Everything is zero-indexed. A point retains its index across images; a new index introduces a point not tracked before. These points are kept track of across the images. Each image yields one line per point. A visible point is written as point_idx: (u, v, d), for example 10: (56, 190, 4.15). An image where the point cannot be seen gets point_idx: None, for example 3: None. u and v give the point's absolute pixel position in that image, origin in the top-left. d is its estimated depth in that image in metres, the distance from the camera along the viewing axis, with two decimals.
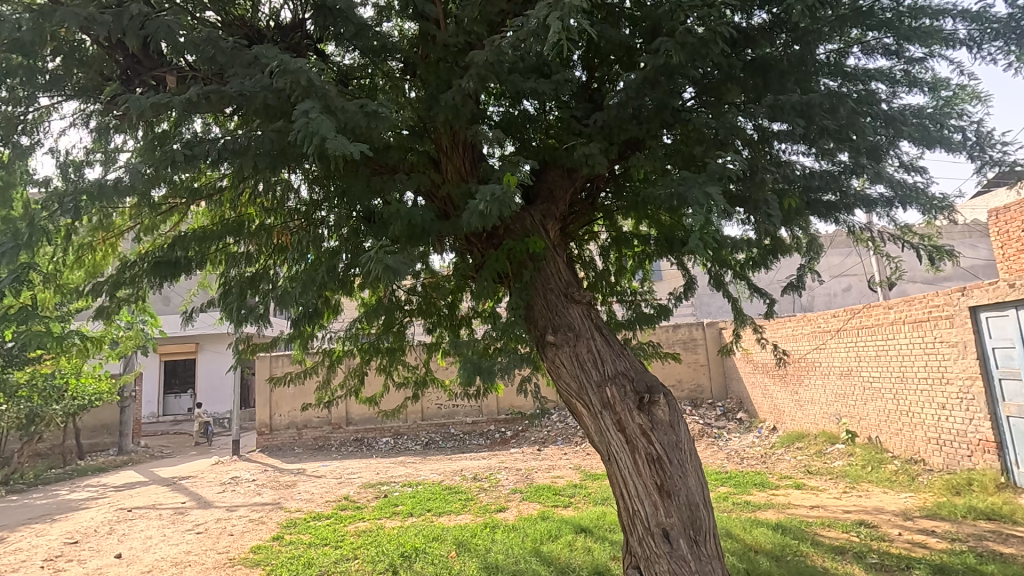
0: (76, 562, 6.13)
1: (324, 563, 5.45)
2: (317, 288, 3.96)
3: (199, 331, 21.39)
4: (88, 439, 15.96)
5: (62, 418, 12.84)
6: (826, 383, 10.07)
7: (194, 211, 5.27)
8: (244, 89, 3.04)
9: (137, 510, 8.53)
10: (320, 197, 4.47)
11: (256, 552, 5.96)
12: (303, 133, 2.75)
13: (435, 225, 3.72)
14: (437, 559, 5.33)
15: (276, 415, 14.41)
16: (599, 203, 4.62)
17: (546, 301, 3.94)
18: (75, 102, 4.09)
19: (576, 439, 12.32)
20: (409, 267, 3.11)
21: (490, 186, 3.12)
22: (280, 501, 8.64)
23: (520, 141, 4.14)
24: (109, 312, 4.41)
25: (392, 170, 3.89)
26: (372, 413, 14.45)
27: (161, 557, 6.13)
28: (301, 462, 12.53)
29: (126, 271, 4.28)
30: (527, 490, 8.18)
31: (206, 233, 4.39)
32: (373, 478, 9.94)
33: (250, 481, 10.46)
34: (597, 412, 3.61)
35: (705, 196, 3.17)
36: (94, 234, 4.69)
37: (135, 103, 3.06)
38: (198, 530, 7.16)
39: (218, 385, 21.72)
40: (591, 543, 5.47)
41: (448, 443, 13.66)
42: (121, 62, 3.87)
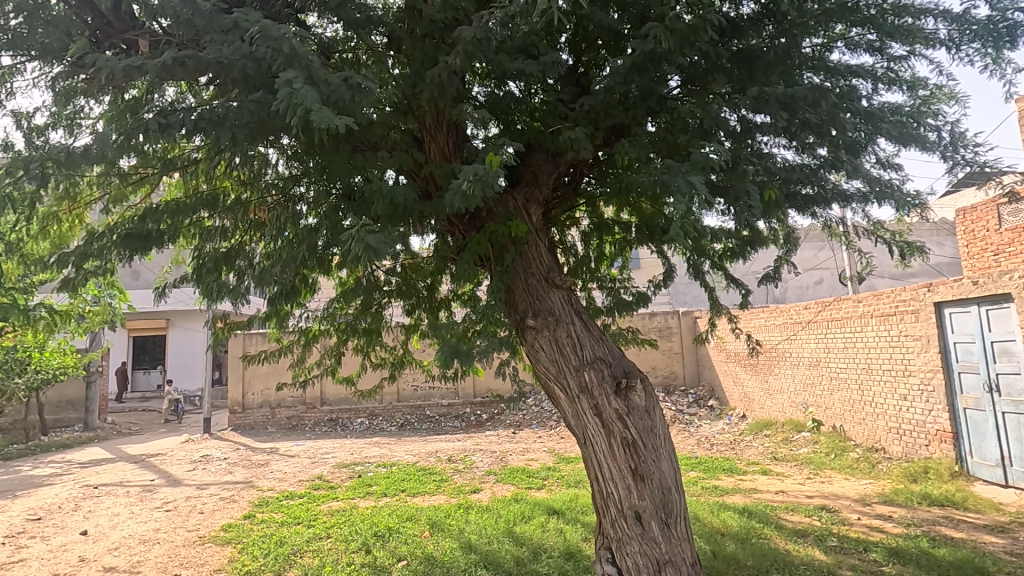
0: (39, 539, 6.00)
1: (296, 541, 5.44)
2: (295, 266, 3.90)
3: (170, 307, 20.93)
4: (52, 415, 15.75)
5: (24, 392, 12.47)
6: (794, 373, 10.35)
7: (165, 183, 5.10)
8: (222, 56, 2.93)
9: (103, 487, 8.37)
10: (299, 172, 4.39)
11: (227, 531, 5.92)
12: (286, 103, 2.66)
13: (418, 205, 3.67)
14: (410, 538, 5.36)
15: (249, 394, 14.24)
16: (581, 188, 4.62)
17: (526, 285, 3.94)
18: (39, 63, 3.92)
19: (551, 422, 12.46)
20: (390, 246, 3.07)
21: (475, 166, 3.11)
22: (252, 479, 8.59)
23: (505, 123, 4.09)
24: (75, 285, 4.25)
25: (374, 148, 3.82)
26: (347, 393, 14.39)
27: (128, 534, 6.05)
28: (274, 441, 12.43)
29: (93, 243, 4.09)
30: (500, 471, 8.27)
31: (179, 206, 4.26)
32: (347, 458, 9.93)
33: (221, 459, 10.34)
34: (575, 396, 3.64)
35: (688, 185, 3.19)
36: (60, 204, 4.51)
37: (107, 66, 2.94)
38: (167, 508, 7.07)
39: (188, 362, 21.29)
40: (563, 525, 5.56)
41: (423, 424, 13.69)
42: (90, 23, 3.83)
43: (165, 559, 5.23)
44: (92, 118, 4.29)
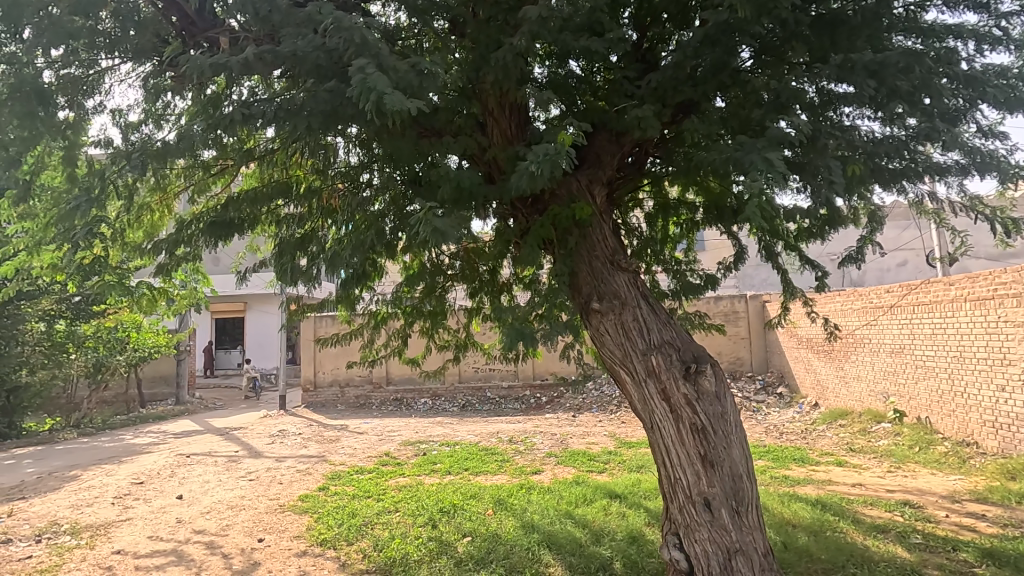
0: (142, 501, 6.63)
1: (367, 514, 5.71)
2: (365, 250, 4.03)
3: (249, 291, 22.29)
4: (149, 389, 17.24)
5: (125, 368, 13.71)
6: (874, 361, 9.74)
7: (242, 173, 5.39)
8: (297, 49, 3.05)
9: (194, 456, 9.12)
10: (366, 160, 4.52)
11: (305, 501, 6.30)
12: (360, 90, 2.74)
13: (482, 188, 3.69)
14: (475, 516, 5.50)
15: (320, 373, 15.00)
16: (646, 169, 4.50)
17: (591, 268, 3.89)
18: (131, 64, 4.24)
19: (611, 407, 12.35)
20: (457, 230, 3.13)
21: (543, 147, 3.10)
22: (325, 454, 9.08)
23: (568, 103, 4.03)
24: (168, 269, 4.59)
25: (438, 134, 3.87)
26: (411, 374, 14.87)
27: (218, 500, 6.56)
28: (343, 418, 13.05)
29: (183, 231, 4.42)
30: (561, 454, 8.31)
31: (257, 195, 4.50)
32: (412, 436, 10.28)
33: (296, 434, 10.97)
34: (641, 380, 3.58)
35: (765, 161, 3.05)
36: (152, 195, 4.90)
37: (194, 63, 3.14)
38: (251, 477, 7.61)
39: (265, 342, 22.64)
40: (625, 509, 5.55)
41: (484, 406, 13.97)
42: (177, 23, 4.08)
43: (250, 524, 5.64)
44: (178, 113, 4.61)
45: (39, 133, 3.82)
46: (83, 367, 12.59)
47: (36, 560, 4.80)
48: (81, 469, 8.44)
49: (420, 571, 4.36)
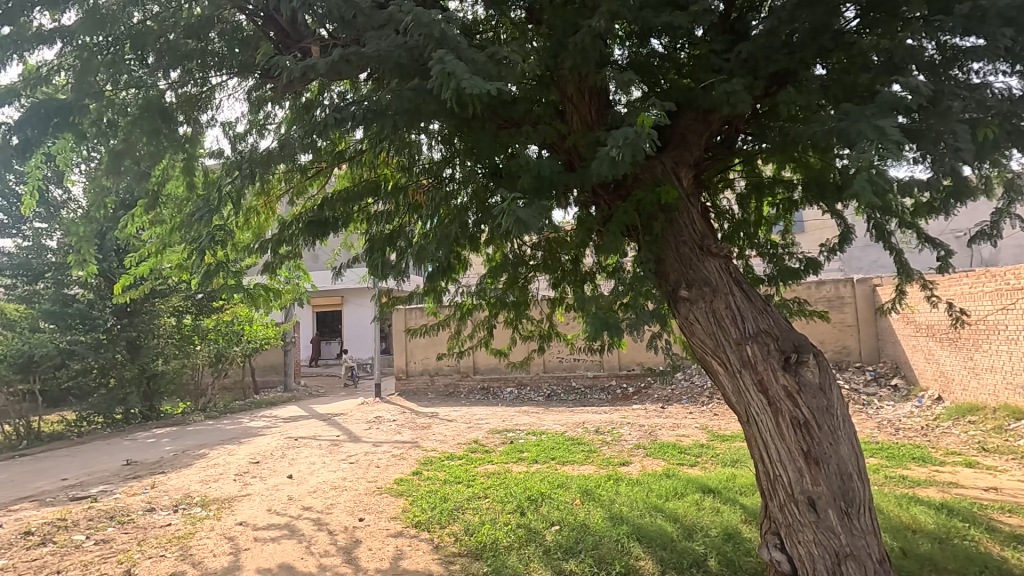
0: (259, 478, 7.29)
1: (458, 499, 5.89)
2: (450, 243, 4.13)
3: (345, 286, 23.69)
4: (262, 376, 18.90)
5: (241, 358, 15.12)
6: (1013, 350, 8.60)
7: (336, 175, 5.70)
8: (381, 50, 3.16)
9: (301, 439, 9.88)
10: (449, 155, 4.63)
11: (400, 484, 6.63)
12: (440, 83, 2.80)
13: (562, 176, 3.63)
14: (562, 505, 5.51)
15: (411, 362, 15.68)
16: (736, 147, 4.24)
17: (677, 254, 3.73)
18: (237, 79, 4.60)
19: (702, 398, 11.87)
20: (539, 220, 3.12)
21: (625, 130, 3.01)
22: (418, 440, 9.48)
23: (650, 84, 3.87)
24: (273, 267, 4.97)
25: (517, 125, 3.86)
26: (496, 363, 15.13)
27: (323, 480, 7.06)
28: (434, 406, 13.57)
29: (285, 231, 4.77)
30: (650, 446, 8.11)
31: (349, 194, 4.75)
32: (499, 425, 10.47)
33: (391, 421, 11.54)
34: (735, 371, 3.39)
35: (875, 129, 2.76)
36: (258, 199, 5.32)
37: (290, 71, 3.34)
38: (351, 460, 8.12)
39: (360, 334, 24.00)
40: (719, 505, 5.32)
41: (569, 396, 13.95)
42: (274, 37, 4.36)
43: (352, 504, 6.03)
44: (277, 121, 4.97)
45: (164, 148, 4.24)
46: (207, 357, 14.04)
47: (174, 527, 5.44)
48: (208, 448, 9.42)
49: (510, 556, 4.44)
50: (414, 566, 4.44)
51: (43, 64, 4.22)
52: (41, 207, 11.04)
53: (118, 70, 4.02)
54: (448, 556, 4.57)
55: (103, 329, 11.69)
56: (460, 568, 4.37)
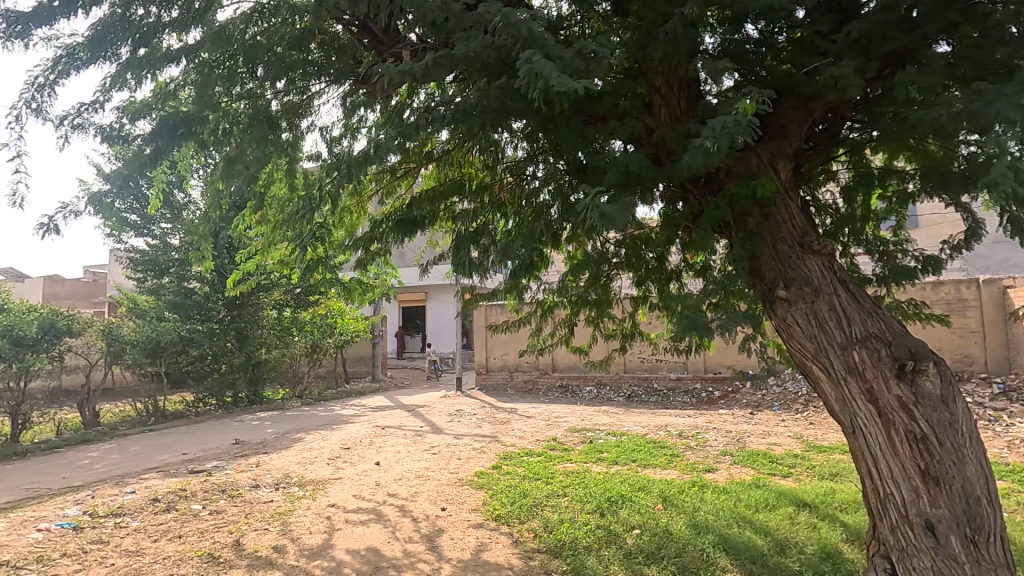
0: (350, 463, 7.73)
1: (537, 495, 5.92)
2: (534, 240, 4.14)
3: (429, 282, 24.51)
4: (352, 367, 20.02)
5: (334, 349, 16.09)
6: None
7: (423, 174, 5.85)
8: (469, 50, 3.23)
9: (388, 428, 10.35)
10: (531, 152, 4.66)
11: (480, 477, 6.76)
12: (528, 79, 2.81)
13: (650, 171, 3.52)
14: (643, 509, 5.38)
15: (491, 358, 15.96)
16: (841, 137, 3.92)
17: (774, 251, 3.51)
18: (333, 87, 4.88)
19: (796, 406, 11.14)
20: (627, 215, 3.05)
21: (720, 120, 2.88)
22: (498, 434, 9.62)
23: (745, 72, 3.66)
24: (365, 263, 5.24)
25: (603, 120, 3.80)
26: (576, 361, 15.03)
27: (408, 469, 7.36)
28: (513, 402, 13.72)
29: (376, 229, 5.00)
30: (737, 453, 7.72)
31: (435, 193, 4.91)
32: (579, 423, 10.40)
33: (471, 414, 11.81)
34: (839, 378, 3.13)
35: (1018, 111, 2.45)
36: (352, 200, 5.64)
37: (384, 76, 3.49)
38: (434, 451, 8.39)
39: (443, 329, 24.75)
40: (816, 521, 4.96)
41: (651, 397, 13.59)
42: (368, 44, 4.58)
43: (435, 493, 6.23)
44: (370, 125, 5.23)
45: (270, 152, 4.59)
46: (304, 347, 15.07)
47: (276, 504, 5.88)
48: (304, 433, 10.11)
49: (589, 557, 4.40)
50: (495, 558, 4.51)
51: (170, 81, 4.69)
52: (166, 209, 12.31)
53: (232, 83, 4.39)
54: (528, 552, 4.60)
55: (217, 319, 12.88)
56: (539, 564, 4.39)
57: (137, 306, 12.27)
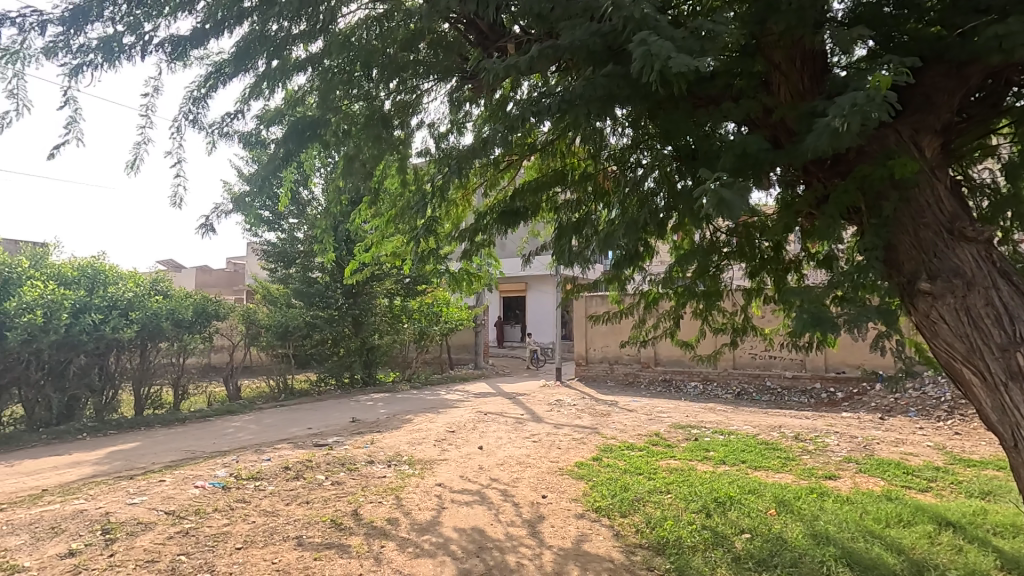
0: (455, 446, 8.07)
1: (639, 490, 5.81)
2: (638, 231, 4.04)
3: (529, 273, 24.80)
4: (456, 354, 20.85)
5: (439, 336, 16.84)
6: None
7: (525, 166, 5.96)
8: (575, 39, 3.22)
9: (490, 415, 10.66)
10: (636, 139, 4.54)
11: (580, 467, 6.77)
12: (642, 61, 2.74)
13: (769, 154, 3.28)
14: (754, 513, 5.08)
15: (592, 349, 15.85)
16: (1003, 106, 3.41)
17: (916, 239, 3.12)
18: (440, 85, 5.11)
19: (937, 413, 9.90)
20: (743, 203, 2.88)
21: (852, 95, 2.63)
22: (598, 426, 9.56)
23: (883, 39, 3.30)
24: (470, 254, 5.41)
25: (715, 102, 3.60)
26: (680, 355, 14.48)
27: (509, 455, 7.55)
28: (614, 395, 13.54)
29: (480, 221, 5.14)
30: (864, 461, 7.04)
31: (538, 184, 4.93)
32: (683, 420, 10.03)
33: (571, 405, 11.82)
34: (998, 385, 2.75)
35: None
36: (458, 194, 5.85)
37: (492, 70, 3.57)
38: (535, 439, 8.52)
39: (543, 319, 24.96)
40: (962, 543, 4.39)
41: (763, 397, 12.77)
42: (474, 40, 4.73)
43: (536, 480, 6.34)
44: (474, 119, 5.40)
45: (384, 150, 4.89)
46: (412, 334, 15.92)
47: (388, 480, 6.31)
48: (413, 415, 10.72)
49: (695, 558, 4.25)
50: (596, 550, 4.51)
51: (298, 89, 5.14)
52: (294, 206, 13.53)
53: (351, 86, 4.72)
54: (630, 547, 4.54)
55: (336, 306, 13.99)
56: (642, 560, 4.31)
57: (270, 294, 13.65)
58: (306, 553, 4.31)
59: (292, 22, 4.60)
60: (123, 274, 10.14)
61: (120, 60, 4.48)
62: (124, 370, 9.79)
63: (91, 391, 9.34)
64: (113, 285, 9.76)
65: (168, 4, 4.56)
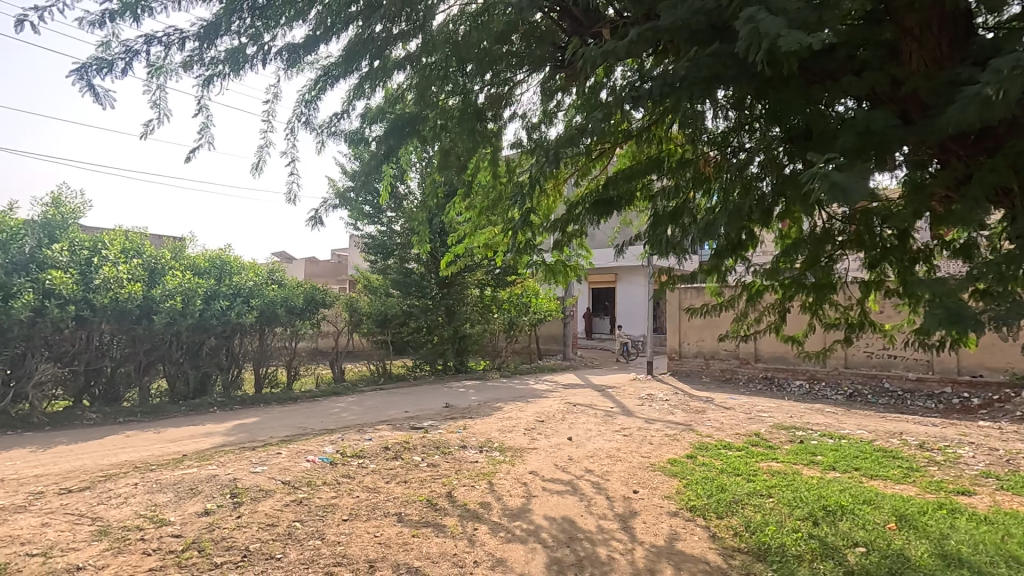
0: (544, 435, 8.14)
1: (738, 492, 5.52)
2: (741, 219, 3.79)
3: (620, 265, 24.34)
4: (545, 345, 20.97)
5: (528, 327, 17.02)
6: None
7: (618, 154, 5.84)
8: (676, 19, 3.08)
9: (579, 406, 10.62)
10: (740, 122, 4.28)
11: (674, 464, 6.56)
12: (749, 40, 2.57)
13: (898, 131, 2.95)
14: (870, 525, 4.66)
15: (685, 343, 15.29)
16: None
17: None
18: (533, 76, 5.13)
19: None
20: (866, 185, 2.61)
21: (1008, 58, 2.29)
22: (692, 423, 9.22)
23: None
24: (562, 245, 5.39)
25: (832, 77, 3.30)
26: (784, 352, 13.57)
27: (599, 447, 7.48)
28: (709, 391, 12.98)
29: (572, 211, 5.09)
30: (1007, 477, 6.21)
31: (632, 171, 4.77)
32: (786, 420, 9.41)
33: (663, 400, 11.48)
34: None
35: None
36: (550, 184, 5.85)
37: (587, 58, 3.51)
38: (625, 433, 8.38)
39: (634, 312, 24.42)
40: None
41: (880, 399, 11.65)
42: (568, 28, 4.69)
43: (626, 475, 6.24)
44: (565, 108, 5.37)
45: (478, 143, 5.00)
46: (502, 324, 16.21)
47: (480, 465, 6.49)
48: (503, 403, 10.93)
49: (801, 568, 3.97)
50: (690, 550, 4.36)
51: (397, 88, 5.36)
52: (392, 200, 14.20)
53: (448, 82, 4.85)
54: (728, 550, 4.34)
55: (430, 296, 14.54)
56: (740, 565, 4.10)
57: (370, 284, 14.46)
58: (405, 529, 4.55)
59: (394, 23, 4.80)
60: (245, 264, 11.21)
61: (244, 69, 4.92)
62: (246, 351, 10.84)
63: (220, 369, 10.44)
64: (237, 275, 10.86)
65: (285, 14, 4.93)
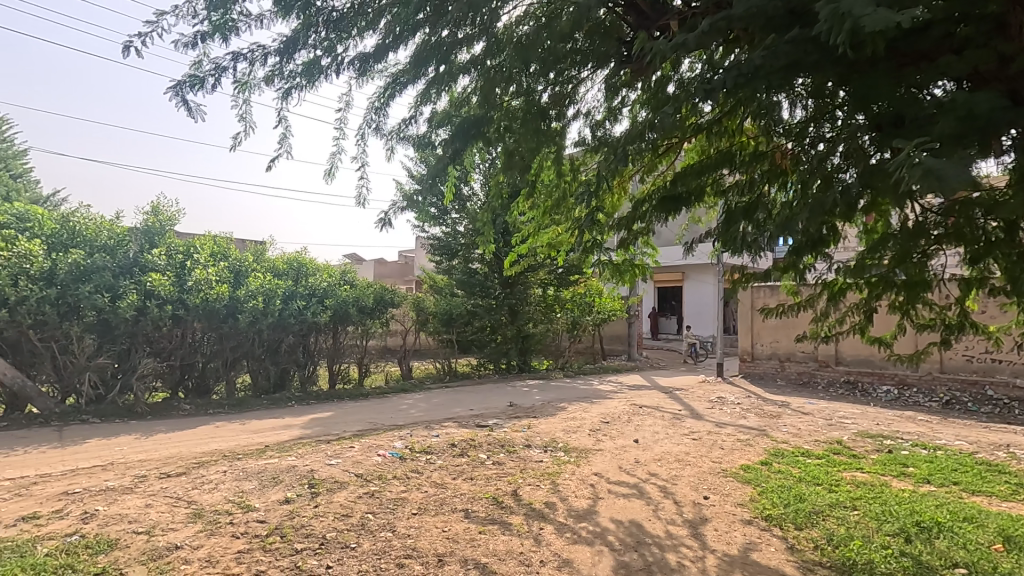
0: (610, 437, 8.02)
1: (818, 502, 5.21)
2: (824, 214, 3.53)
3: (687, 263, 23.59)
4: (609, 345, 20.67)
5: (592, 326, 16.84)
6: None
7: (685, 148, 5.67)
8: (750, 6, 2.96)
9: (645, 408, 10.39)
10: (821, 109, 4.02)
11: (747, 471, 6.28)
12: (830, 22, 2.43)
13: (1005, 113, 2.69)
14: (972, 545, 4.26)
15: (759, 344, 14.60)
16: None
17: None
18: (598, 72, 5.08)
19: None
20: (968, 174, 2.38)
21: None
22: (766, 428, 8.79)
23: None
24: (627, 243, 5.28)
25: (927, 58, 3.05)
26: (869, 355, 12.66)
27: (667, 450, 7.29)
28: (785, 395, 12.33)
29: (637, 209, 4.97)
30: None
31: (702, 166, 4.57)
32: (872, 428, 8.78)
33: (735, 403, 11.02)
34: None
35: None
36: (615, 182, 5.76)
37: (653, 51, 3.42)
38: (694, 437, 8.12)
39: (702, 312, 23.60)
40: None
41: (981, 408, 10.63)
42: (634, 22, 4.62)
43: (696, 480, 6.04)
44: (630, 104, 5.28)
45: (542, 142, 5.01)
46: (565, 323, 16.13)
47: (545, 464, 6.49)
48: (567, 403, 10.88)
49: None
50: (766, 561, 4.16)
51: (462, 91, 5.46)
52: (457, 202, 14.46)
53: (512, 82, 4.88)
54: (808, 563, 4.11)
55: (494, 295, 14.70)
56: None
57: (436, 284, 14.80)
58: (472, 526, 4.63)
59: (460, 28, 4.88)
60: (320, 266, 11.80)
61: (319, 80, 5.17)
62: (321, 348, 11.40)
63: (297, 365, 11.04)
64: (313, 276, 11.46)
65: (356, 25, 5.14)
